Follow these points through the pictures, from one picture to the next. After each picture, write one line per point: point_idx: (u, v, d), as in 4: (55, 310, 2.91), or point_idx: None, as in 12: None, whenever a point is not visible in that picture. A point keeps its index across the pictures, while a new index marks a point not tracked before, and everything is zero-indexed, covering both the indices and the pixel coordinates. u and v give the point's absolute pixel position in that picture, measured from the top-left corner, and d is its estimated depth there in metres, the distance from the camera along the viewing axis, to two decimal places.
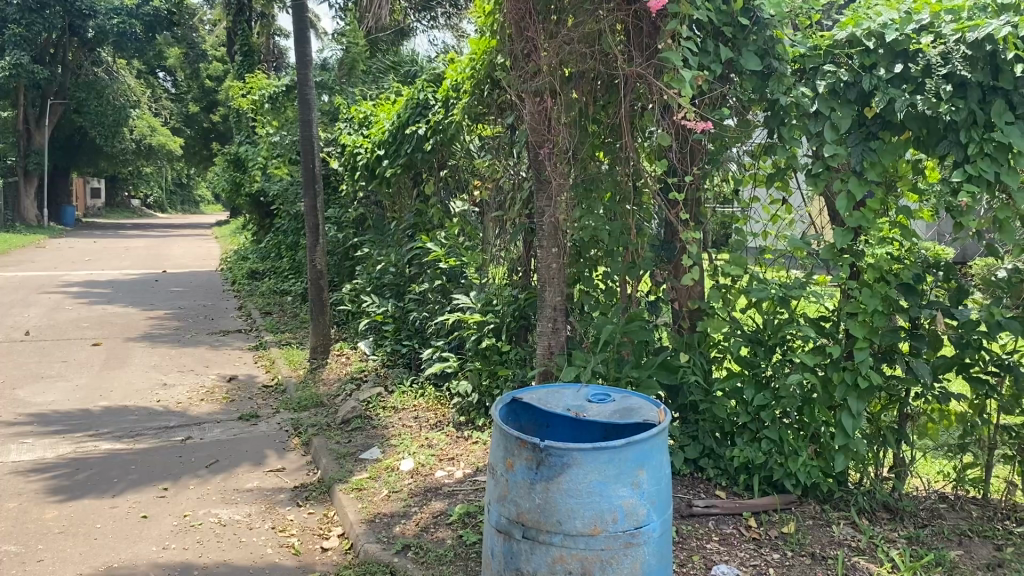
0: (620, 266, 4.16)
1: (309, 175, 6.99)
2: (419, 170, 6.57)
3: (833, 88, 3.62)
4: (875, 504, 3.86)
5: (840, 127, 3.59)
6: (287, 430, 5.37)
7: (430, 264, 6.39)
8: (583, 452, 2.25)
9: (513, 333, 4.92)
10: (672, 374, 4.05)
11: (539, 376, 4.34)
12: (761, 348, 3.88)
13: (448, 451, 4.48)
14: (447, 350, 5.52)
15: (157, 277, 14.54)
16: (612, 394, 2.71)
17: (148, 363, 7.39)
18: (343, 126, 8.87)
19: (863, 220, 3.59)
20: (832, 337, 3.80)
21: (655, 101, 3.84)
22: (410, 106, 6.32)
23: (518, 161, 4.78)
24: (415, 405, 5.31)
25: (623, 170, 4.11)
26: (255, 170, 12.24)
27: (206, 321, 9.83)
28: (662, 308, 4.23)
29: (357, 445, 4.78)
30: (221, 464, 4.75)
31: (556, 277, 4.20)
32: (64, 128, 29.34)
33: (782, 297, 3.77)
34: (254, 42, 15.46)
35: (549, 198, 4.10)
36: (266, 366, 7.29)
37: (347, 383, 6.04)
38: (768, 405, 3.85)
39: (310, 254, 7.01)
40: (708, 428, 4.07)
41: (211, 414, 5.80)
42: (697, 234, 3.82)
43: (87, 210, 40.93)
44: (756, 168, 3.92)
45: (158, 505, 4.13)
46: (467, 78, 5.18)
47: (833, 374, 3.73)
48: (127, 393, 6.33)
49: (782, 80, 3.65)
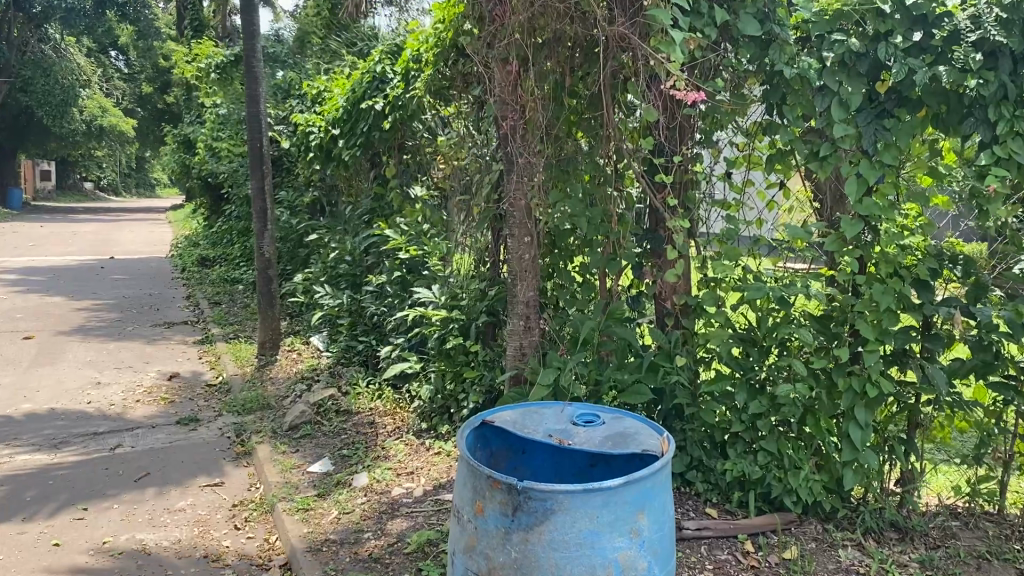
0: (598, 259, 3.71)
1: (257, 155, 6.47)
2: (378, 151, 6.08)
3: (841, 60, 3.21)
4: (882, 523, 3.48)
5: (849, 104, 3.19)
6: (229, 437, 4.86)
7: (388, 253, 5.90)
8: (572, 496, 1.80)
9: (480, 333, 4.44)
10: (657, 375, 3.60)
11: (509, 380, 3.87)
12: (754, 349, 3.48)
13: (407, 464, 4.00)
14: (407, 349, 5.02)
15: (102, 264, 13.79)
16: (601, 415, 2.25)
17: (82, 360, 6.78)
18: (296, 102, 8.32)
19: (875, 208, 3.20)
20: (835, 339, 3.38)
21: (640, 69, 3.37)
22: (365, 80, 5.80)
23: (487, 140, 4.34)
24: (371, 409, 4.81)
25: (603, 151, 3.68)
26: (205, 151, 11.62)
27: (150, 312, 9.21)
28: (645, 304, 3.82)
29: (305, 457, 4.29)
30: (152, 477, 4.22)
31: (528, 270, 3.77)
32: (10, 108, 28.15)
33: (780, 297, 3.33)
34: (206, 18, 14.73)
35: (521, 179, 3.70)
36: (211, 362, 6.74)
37: (297, 384, 5.54)
38: (765, 413, 3.45)
39: (257, 242, 6.50)
40: (698, 438, 3.62)
41: (146, 417, 5.25)
42: (688, 224, 3.40)
43: (36, 193, 39.40)
44: (751, 149, 3.53)
45: (74, 530, 3.61)
46: (430, 48, 4.72)
47: (838, 381, 3.35)
48: (54, 394, 5.75)
49: (784, 48, 3.23)
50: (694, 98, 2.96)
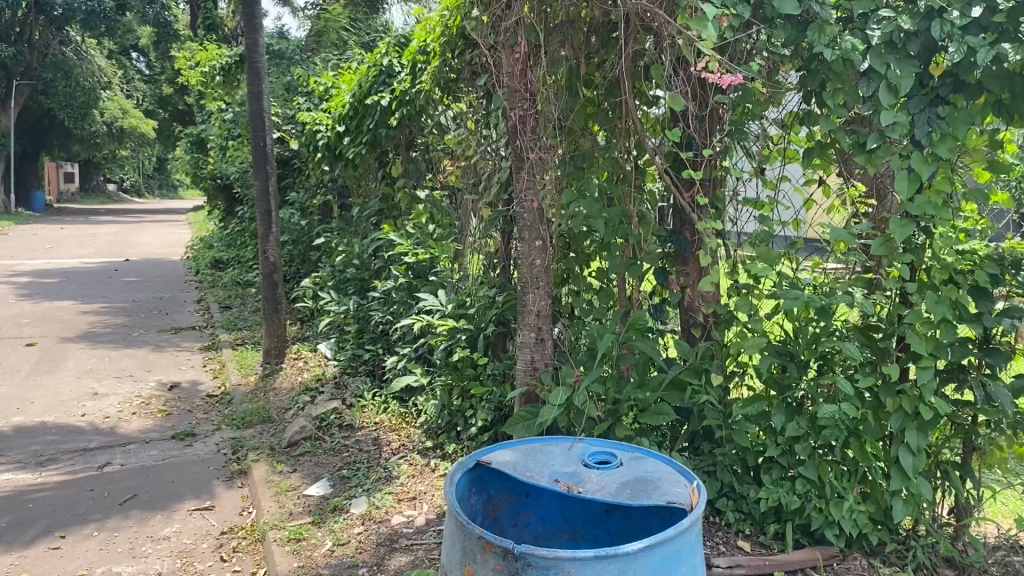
0: (618, 263, 3.40)
1: (261, 154, 6.19)
2: (385, 149, 5.77)
3: (890, 41, 2.86)
4: (936, 559, 3.10)
5: (899, 88, 2.85)
6: (225, 453, 4.56)
7: (396, 257, 5.58)
8: (580, 563, 1.49)
9: (490, 344, 4.10)
10: (683, 394, 3.27)
11: (520, 398, 3.55)
12: (792, 363, 3.14)
13: (410, 488, 3.68)
14: (413, 358, 4.69)
15: (117, 266, 13.64)
16: (617, 453, 1.94)
17: (82, 368, 6.54)
18: (305, 100, 8.04)
19: (927, 207, 2.86)
20: (882, 353, 3.05)
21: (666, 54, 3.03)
22: (371, 74, 5.49)
23: (498, 136, 4.02)
24: (375, 424, 4.50)
25: (622, 145, 3.37)
26: (217, 152, 11.40)
27: (158, 317, 8.97)
28: (669, 313, 3.52)
29: (302, 478, 3.98)
30: (139, 500, 3.93)
31: (539, 277, 3.46)
32: (33, 111, 28.24)
33: (820, 306, 3.00)
34: (221, 17, 14.53)
35: (532, 177, 3.37)
36: (215, 371, 6.46)
37: (300, 395, 5.25)
38: (804, 436, 3.10)
39: (261, 246, 6.22)
40: (728, 462, 3.27)
41: (140, 431, 4.98)
42: (720, 224, 3.05)
43: (60, 195, 39.59)
44: (785, 141, 3.24)
45: (47, 562, 3.33)
46: (436, 37, 4.40)
47: (886, 401, 2.99)
48: (49, 406, 5.50)
49: (824, 29, 2.88)
50: (729, 82, 2.61)
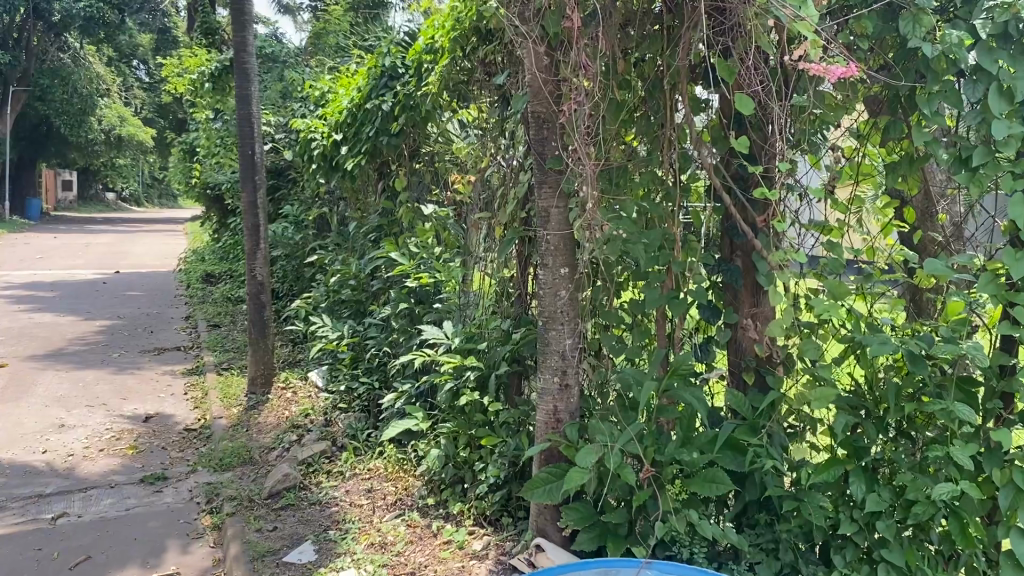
0: (656, 296, 2.77)
1: (249, 163, 5.65)
2: (386, 159, 5.25)
3: (1004, 32, 2.30)
4: None
5: (1015, 91, 2.30)
6: (198, 502, 4.01)
7: (395, 278, 5.05)
8: None
9: (502, 385, 3.55)
10: (739, 457, 2.72)
11: (540, 457, 3.04)
12: (870, 422, 2.60)
13: (408, 558, 3.13)
14: (413, 396, 4.15)
15: (106, 278, 13.10)
16: None
17: (52, 395, 5.99)
18: (301, 104, 7.53)
19: None
20: (986, 414, 2.50)
21: (738, 45, 2.53)
22: (372, 76, 4.96)
23: (517, 146, 3.50)
24: (369, 471, 3.96)
25: (665, 159, 2.85)
26: (210, 160, 10.90)
27: (142, 336, 8.41)
28: (714, 353, 2.97)
29: (283, 538, 3.43)
30: (92, 564, 3.38)
31: (562, 313, 2.99)
32: (28, 118, 27.76)
33: (910, 354, 2.46)
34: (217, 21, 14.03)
35: (555, 204, 2.95)
36: (196, 400, 5.91)
37: (286, 433, 4.70)
38: (887, 511, 2.56)
39: (248, 264, 5.67)
40: (792, 538, 2.72)
41: (104, 473, 4.42)
42: (800, 254, 2.52)
43: (58, 203, 39.11)
44: (860, 154, 2.72)
45: None
46: (445, 31, 3.88)
47: (993, 473, 2.45)
48: (8, 440, 4.94)
49: (921, 19, 2.33)
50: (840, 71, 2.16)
